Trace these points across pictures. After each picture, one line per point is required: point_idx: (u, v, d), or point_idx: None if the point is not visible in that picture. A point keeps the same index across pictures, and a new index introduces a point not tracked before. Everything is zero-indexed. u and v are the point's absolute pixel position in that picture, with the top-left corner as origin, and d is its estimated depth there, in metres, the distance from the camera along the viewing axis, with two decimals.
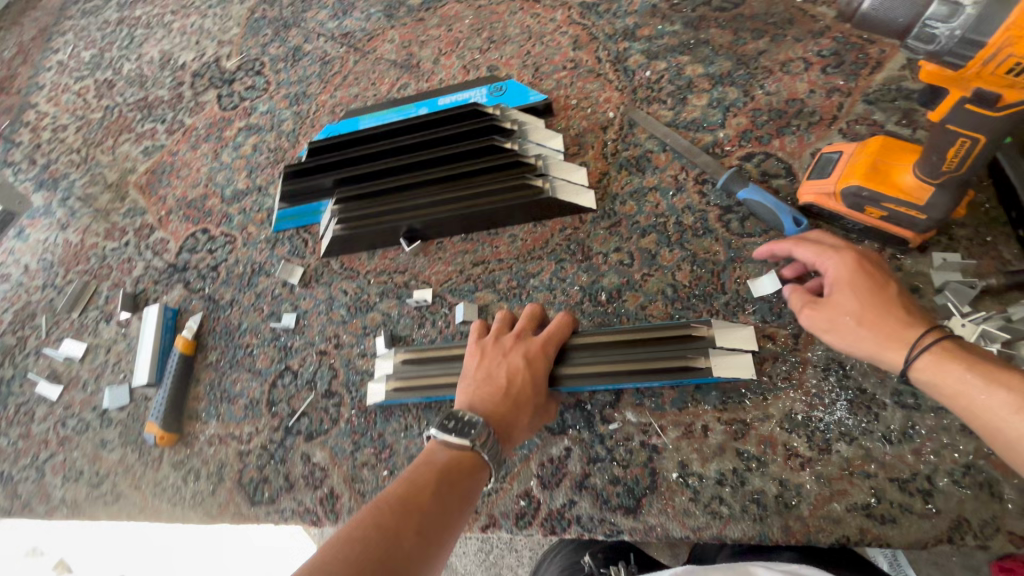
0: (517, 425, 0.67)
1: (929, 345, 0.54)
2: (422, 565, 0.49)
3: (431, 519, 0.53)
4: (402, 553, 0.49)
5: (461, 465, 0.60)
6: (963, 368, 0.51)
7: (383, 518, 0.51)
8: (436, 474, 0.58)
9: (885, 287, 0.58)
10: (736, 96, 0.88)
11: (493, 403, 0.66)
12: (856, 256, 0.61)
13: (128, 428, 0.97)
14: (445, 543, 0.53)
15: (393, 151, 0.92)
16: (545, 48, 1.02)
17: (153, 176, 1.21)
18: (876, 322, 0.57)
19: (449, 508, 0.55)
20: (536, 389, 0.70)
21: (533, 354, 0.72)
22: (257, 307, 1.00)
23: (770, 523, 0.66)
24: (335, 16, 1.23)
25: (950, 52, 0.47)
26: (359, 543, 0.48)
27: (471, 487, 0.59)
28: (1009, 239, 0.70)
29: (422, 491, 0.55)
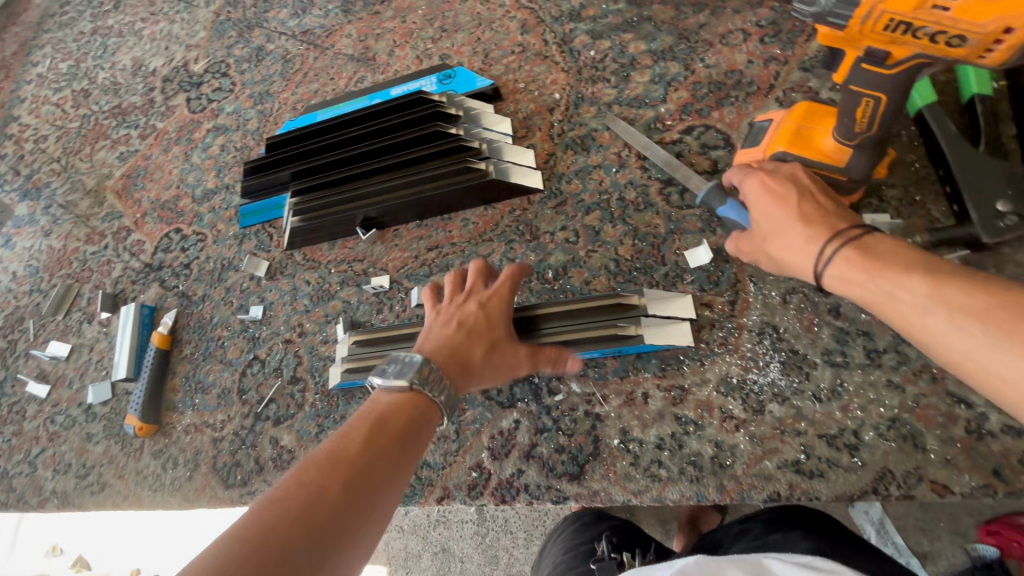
0: (472, 359, 0.68)
1: (831, 256, 0.54)
2: (353, 511, 0.49)
3: (361, 465, 0.53)
4: (325, 501, 0.48)
5: (398, 412, 0.60)
6: (864, 275, 0.51)
7: (305, 475, 0.51)
8: (368, 424, 0.58)
9: (788, 202, 0.59)
10: (677, 70, 0.89)
11: (447, 341, 0.68)
12: (759, 176, 0.62)
13: (111, 421, 1.02)
14: (384, 490, 0.53)
15: (346, 142, 0.96)
16: (494, 34, 1.04)
17: (129, 180, 1.25)
18: (783, 244, 0.58)
19: (384, 455, 0.55)
20: (492, 327, 0.71)
21: (487, 297, 0.74)
22: (227, 301, 1.04)
23: (706, 483, 0.68)
24: (295, 14, 1.25)
25: (831, 12, 0.47)
26: (278, 501, 0.48)
27: (412, 428, 0.60)
28: (938, 198, 0.71)
29: (351, 443, 0.55)
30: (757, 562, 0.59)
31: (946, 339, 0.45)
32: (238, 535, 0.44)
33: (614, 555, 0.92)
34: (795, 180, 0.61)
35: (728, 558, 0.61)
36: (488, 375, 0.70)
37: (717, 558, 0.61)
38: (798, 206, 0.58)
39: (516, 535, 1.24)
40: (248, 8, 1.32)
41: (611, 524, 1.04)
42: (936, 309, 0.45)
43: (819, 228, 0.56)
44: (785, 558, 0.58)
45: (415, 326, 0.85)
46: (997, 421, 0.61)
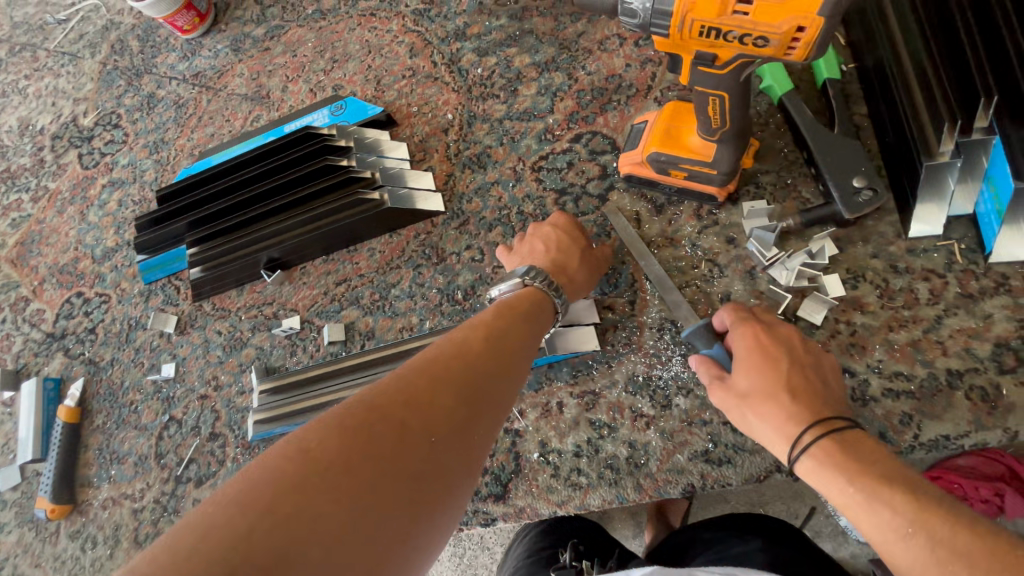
0: (570, 264, 0.73)
1: (811, 446, 0.50)
2: (497, 357, 0.55)
3: (498, 326, 0.59)
4: (473, 347, 0.54)
5: (519, 298, 0.67)
6: (843, 476, 0.47)
7: (454, 334, 0.57)
8: (498, 303, 0.64)
9: (778, 364, 0.56)
10: (561, 80, 0.91)
11: (543, 256, 0.73)
12: (753, 329, 0.59)
13: (24, 507, 0.95)
14: (521, 348, 0.59)
15: (240, 184, 0.93)
16: (384, 60, 1.03)
17: (23, 248, 1.16)
18: (762, 410, 0.54)
19: (516, 322, 0.61)
20: (574, 236, 0.75)
21: (557, 220, 0.78)
22: (137, 362, 0.98)
23: (624, 484, 0.69)
24: (185, 57, 1.21)
25: (652, 22, 0.50)
26: (436, 347, 0.54)
27: (533, 306, 0.66)
28: (807, 179, 0.75)
29: (487, 313, 0.62)
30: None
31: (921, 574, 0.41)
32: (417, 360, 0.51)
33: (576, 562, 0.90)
34: (786, 339, 0.58)
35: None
36: (590, 278, 0.74)
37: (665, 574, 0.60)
38: (785, 375, 0.55)
39: (493, 550, 1.22)
40: (135, 54, 1.26)
41: (577, 527, 1.02)
42: (915, 539, 0.41)
43: (804, 409, 0.53)
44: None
45: (325, 366, 0.84)
46: (878, 386, 0.64)
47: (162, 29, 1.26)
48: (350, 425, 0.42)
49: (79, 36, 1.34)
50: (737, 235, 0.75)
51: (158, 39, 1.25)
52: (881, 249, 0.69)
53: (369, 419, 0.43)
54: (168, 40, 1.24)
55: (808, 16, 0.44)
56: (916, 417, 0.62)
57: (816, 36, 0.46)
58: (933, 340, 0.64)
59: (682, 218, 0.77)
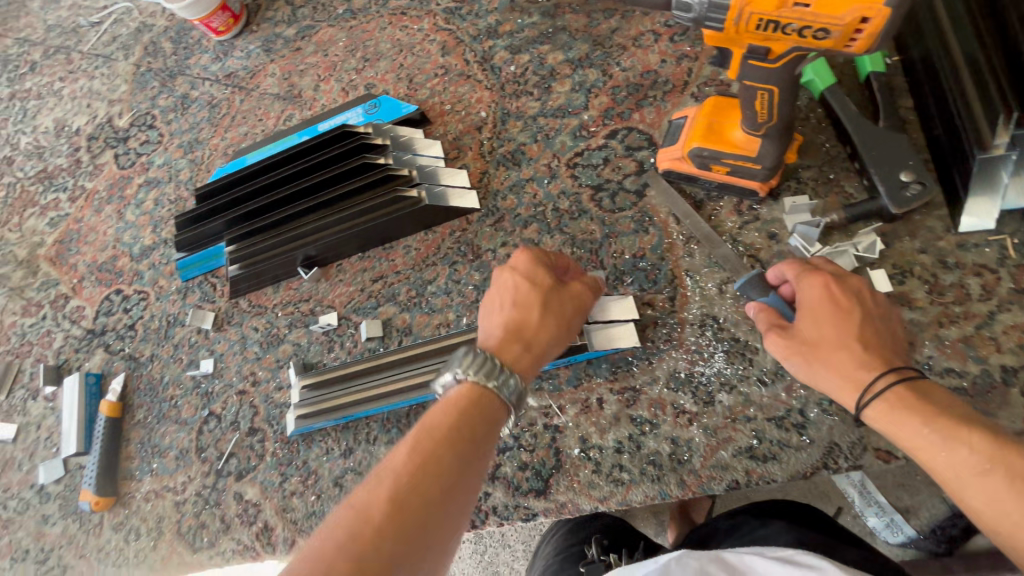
0: (529, 322, 0.64)
1: (884, 392, 0.51)
2: (400, 533, 0.46)
3: (407, 478, 0.50)
4: (370, 528, 0.46)
5: (446, 414, 0.56)
6: (920, 418, 0.48)
7: (354, 500, 0.49)
8: (416, 428, 0.54)
9: (849, 315, 0.55)
10: (596, 77, 0.91)
11: (500, 317, 0.65)
12: (824, 277, 0.58)
13: (68, 499, 0.97)
14: (438, 501, 0.49)
15: (277, 183, 0.95)
16: (416, 58, 1.04)
17: (62, 246, 1.19)
18: (830, 355, 0.54)
19: (434, 461, 0.51)
20: (535, 284, 0.66)
21: (518, 262, 0.68)
22: (176, 358, 1.00)
23: (667, 480, 0.69)
24: (217, 58, 1.23)
25: (707, 16, 0.50)
26: (327, 530, 0.47)
27: (466, 425, 0.55)
28: (850, 174, 0.74)
29: (398, 452, 0.52)
30: (736, 559, 0.58)
31: (1002, 506, 0.43)
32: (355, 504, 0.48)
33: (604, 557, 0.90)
34: (856, 290, 0.57)
35: (706, 554, 0.59)
36: (558, 332, 0.65)
37: (693, 553, 0.59)
38: (858, 325, 0.54)
39: (516, 548, 1.21)
40: (167, 56, 1.28)
41: (605, 523, 1.00)
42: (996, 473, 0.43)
43: (877, 359, 0.53)
44: (765, 553, 0.57)
45: (365, 362, 0.85)
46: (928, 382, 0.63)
47: (195, 31, 1.28)
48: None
49: (113, 39, 1.37)
50: (779, 231, 0.74)
51: (190, 41, 1.27)
52: (929, 244, 0.68)
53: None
54: (200, 41, 1.26)
55: (874, 7, 0.45)
56: None
57: (881, 26, 0.46)
58: (985, 337, 0.63)
59: (722, 213, 0.77)
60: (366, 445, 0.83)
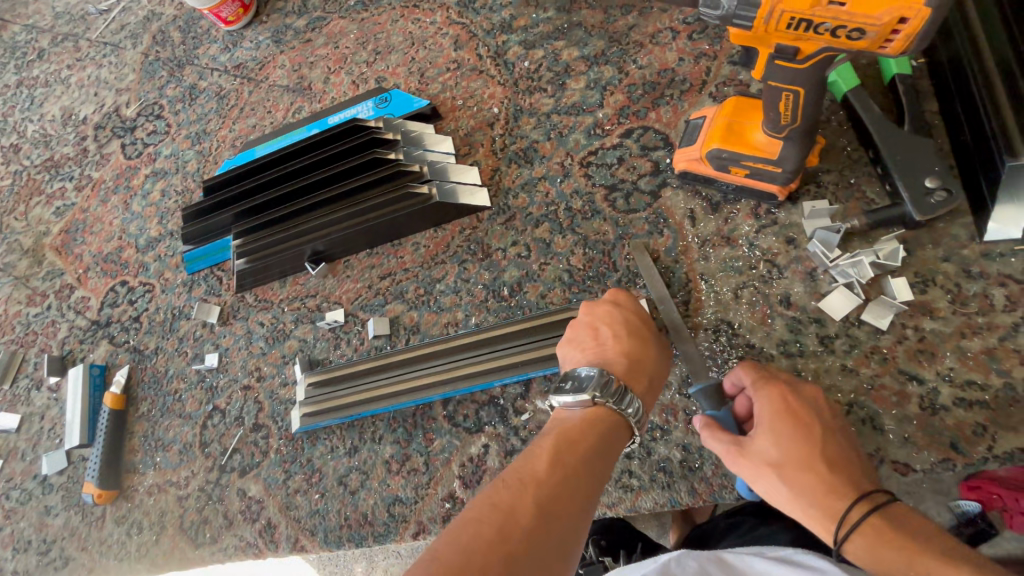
0: (649, 357, 0.63)
1: (859, 524, 0.48)
2: (544, 542, 0.45)
3: (551, 488, 0.49)
4: (518, 529, 0.45)
5: (582, 431, 0.55)
6: (901, 555, 0.45)
7: (497, 497, 0.48)
8: (554, 438, 0.54)
9: (811, 431, 0.53)
10: (611, 74, 0.89)
11: (620, 348, 0.63)
12: (780, 391, 0.56)
13: (70, 490, 0.97)
14: (576, 518, 0.48)
15: (286, 177, 0.94)
16: (428, 52, 1.02)
17: (68, 236, 1.18)
18: (797, 478, 0.51)
19: (574, 477, 0.50)
20: (645, 320, 0.66)
21: (620, 297, 0.68)
22: (181, 351, 0.99)
23: (678, 488, 0.68)
24: (226, 48, 1.21)
25: (735, 13, 0.48)
26: (473, 523, 0.46)
27: (601, 448, 0.54)
28: (871, 179, 0.72)
29: (539, 460, 0.51)
30: (738, 561, 0.53)
31: None
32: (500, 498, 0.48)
33: (602, 558, 0.90)
34: (813, 402, 0.56)
35: (705, 553, 0.55)
36: (666, 370, 0.65)
37: (691, 551, 0.55)
38: (821, 443, 0.53)
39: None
40: (176, 46, 1.27)
41: (609, 523, 0.96)
42: None
43: (843, 482, 0.51)
44: (763, 553, 0.52)
45: (372, 360, 0.84)
46: (949, 395, 0.62)
47: (204, 21, 1.27)
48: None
49: (121, 27, 1.35)
50: (797, 236, 0.73)
51: (199, 30, 1.26)
52: (953, 252, 0.66)
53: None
54: (209, 31, 1.25)
55: (914, 7, 0.43)
56: (989, 428, 0.60)
57: (919, 28, 0.44)
58: (1009, 349, 0.62)
59: (739, 216, 0.76)
60: (372, 444, 0.82)
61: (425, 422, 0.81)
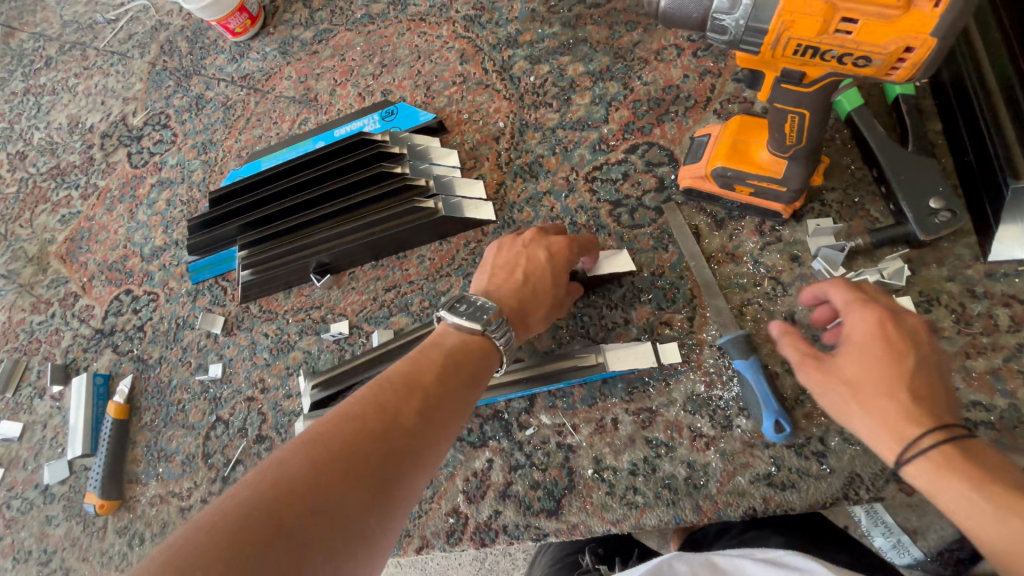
0: (534, 313, 0.69)
1: (929, 450, 0.45)
2: (420, 439, 0.50)
3: (430, 396, 0.53)
4: (397, 427, 0.49)
5: (466, 350, 0.60)
6: (968, 483, 0.44)
7: (380, 396, 0.51)
8: (440, 356, 0.58)
9: (900, 357, 0.49)
10: (616, 90, 0.90)
11: (512, 294, 0.67)
12: (878, 314, 0.52)
13: (72, 501, 0.97)
14: (449, 424, 0.53)
15: (291, 189, 0.95)
16: (434, 66, 1.03)
17: (73, 244, 1.18)
18: (872, 401, 0.49)
19: (452, 390, 0.55)
20: (557, 282, 0.70)
21: (555, 248, 0.71)
22: (184, 361, 0.99)
23: (682, 505, 0.67)
24: (233, 59, 1.22)
25: (743, 40, 0.49)
26: (356, 417, 0.48)
27: (477, 368, 0.59)
28: (875, 198, 0.73)
29: (426, 374, 0.55)
30: (727, 565, 0.58)
31: None
32: (380, 399, 0.51)
33: (599, 566, 0.86)
34: (912, 329, 0.51)
35: (697, 558, 0.59)
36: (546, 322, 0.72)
37: (685, 557, 0.60)
38: (912, 372, 0.49)
39: (516, 554, 1.07)
40: (183, 56, 1.28)
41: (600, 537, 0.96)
42: None
43: (925, 412, 0.47)
44: (753, 555, 0.57)
45: (371, 355, 0.83)
46: None
47: (211, 31, 1.28)
48: (233, 520, 0.38)
49: (129, 36, 1.36)
50: (801, 253, 0.73)
51: (206, 41, 1.27)
52: (957, 272, 0.67)
53: (251, 516, 0.38)
54: (217, 42, 1.26)
55: (919, 37, 0.44)
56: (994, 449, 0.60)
57: (925, 57, 0.45)
58: (1013, 369, 0.62)
59: (743, 233, 0.76)
60: None
61: None
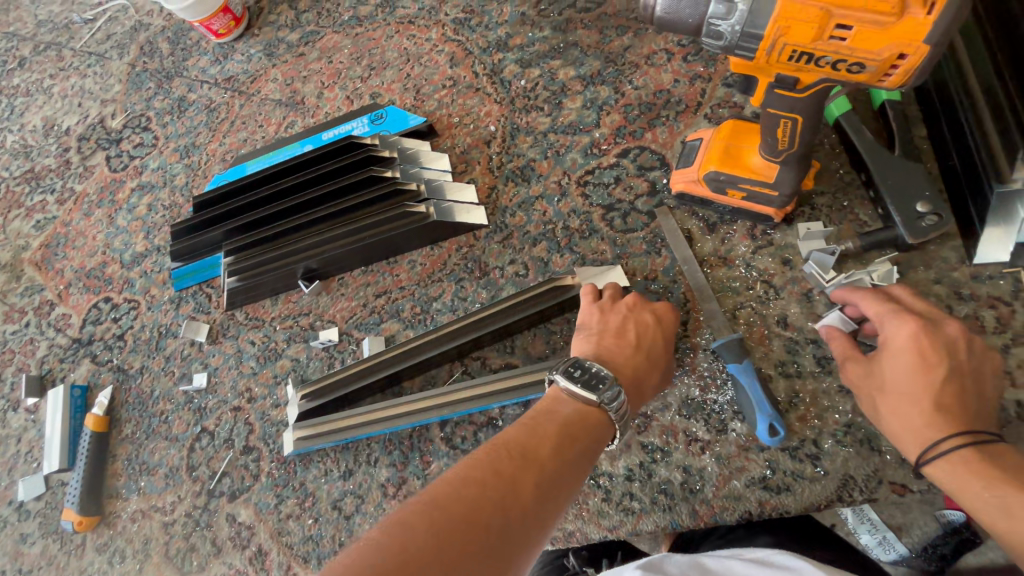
0: (649, 382, 0.66)
1: (946, 453, 0.49)
2: (536, 517, 0.47)
3: (548, 470, 0.50)
4: (517, 500, 0.47)
5: (580, 422, 0.57)
6: (980, 483, 0.47)
7: (500, 464, 0.49)
8: (555, 425, 0.55)
9: (929, 369, 0.52)
10: (607, 94, 0.90)
11: (626, 358, 0.65)
12: (911, 324, 0.54)
13: (48, 517, 0.93)
14: (562, 503, 0.50)
15: (278, 195, 0.93)
16: (423, 69, 1.02)
17: (48, 250, 1.14)
18: (897, 408, 0.53)
19: (568, 466, 0.52)
20: (666, 348, 0.69)
21: (661, 312, 0.71)
22: (167, 371, 0.96)
23: (678, 510, 0.67)
24: (216, 60, 1.20)
25: (738, 46, 0.49)
26: (475, 484, 0.47)
27: (590, 444, 0.56)
28: (864, 202, 0.74)
29: (543, 442, 0.53)
30: (717, 565, 0.57)
31: None
32: (499, 468, 0.49)
33: (585, 568, 0.85)
34: (946, 339, 0.54)
35: (686, 560, 0.59)
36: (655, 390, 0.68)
37: (674, 559, 0.59)
38: (940, 382, 0.52)
39: None
40: (165, 57, 1.25)
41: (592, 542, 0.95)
42: None
43: (946, 419, 0.51)
44: (742, 556, 0.57)
45: (361, 363, 0.82)
46: None
47: (194, 32, 1.25)
48: None
49: (107, 37, 1.33)
50: (793, 257, 0.74)
51: (189, 42, 1.24)
52: (943, 275, 0.68)
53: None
54: (199, 43, 1.23)
55: (913, 43, 0.44)
56: None
57: (918, 63, 0.46)
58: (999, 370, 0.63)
59: (735, 237, 0.76)
60: (367, 467, 0.81)
61: (422, 445, 0.80)
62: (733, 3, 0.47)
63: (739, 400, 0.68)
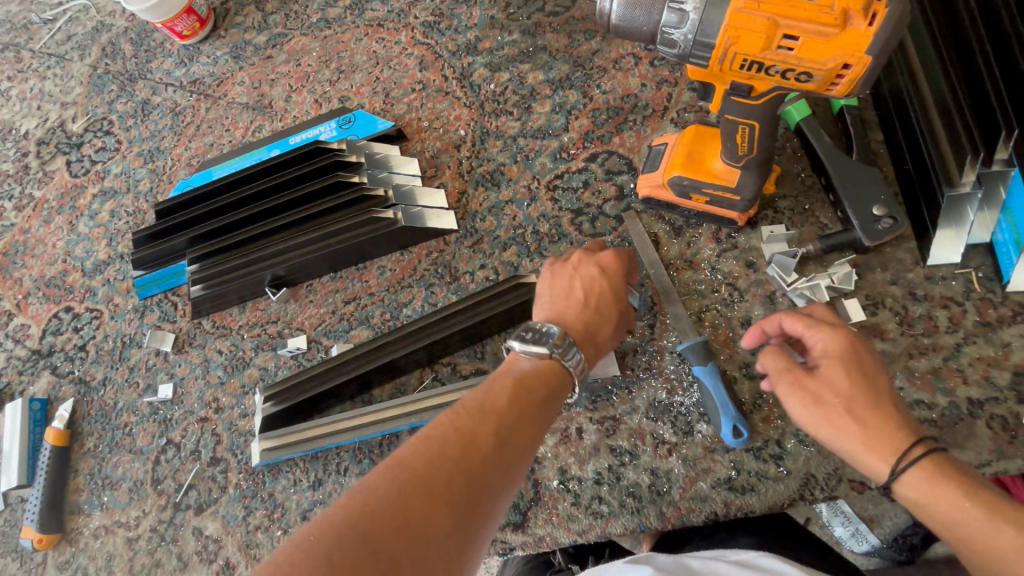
0: (604, 334, 0.66)
1: (921, 460, 0.46)
2: (500, 465, 0.48)
3: (507, 423, 0.51)
4: (478, 452, 0.47)
5: (539, 376, 0.57)
6: (959, 489, 0.45)
7: (459, 422, 0.50)
8: (513, 382, 0.56)
9: (875, 376, 0.51)
10: (576, 98, 0.90)
11: (576, 317, 0.66)
12: (850, 334, 0.54)
13: (6, 536, 0.90)
14: (525, 452, 0.51)
15: (244, 201, 0.91)
16: (393, 73, 1.01)
17: (6, 259, 1.10)
18: (864, 414, 0.49)
19: (528, 416, 0.53)
20: (617, 299, 0.69)
21: (607, 263, 0.70)
22: (131, 382, 0.93)
23: (647, 513, 0.68)
24: (181, 63, 1.17)
25: (692, 54, 0.50)
26: (435, 442, 0.47)
27: (551, 396, 0.57)
28: (825, 205, 0.75)
29: (499, 397, 0.53)
30: (702, 566, 0.56)
31: None
32: (458, 425, 0.49)
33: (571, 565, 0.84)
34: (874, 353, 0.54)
35: (671, 560, 0.58)
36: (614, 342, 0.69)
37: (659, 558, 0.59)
38: (888, 389, 0.51)
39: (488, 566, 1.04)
40: (128, 59, 1.22)
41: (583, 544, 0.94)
42: None
43: (907, 425, 0.49)
44: (726, 557, 0.56)
45: (326, 363, 0.81)
46: None
47: (158, 34, 1.22)
48: (324, 548, 0.38)
49: (67, 38, 1.29)
50: (757, 259, 0.75)
51: (152, 44, 1.21)
52: (899, 276, 0.70)
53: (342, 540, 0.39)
54: (163, 45, 1.20)
55: (856, 55, 0.45)
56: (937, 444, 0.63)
57: (862, 74, 0.47)
58: (953, 368, 0.65)
59: (701, 240, 0.77)
60: (336, 477, 0.80)
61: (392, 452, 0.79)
62: (684, 12, 0.48)
63: (704, 402, 0.69)
